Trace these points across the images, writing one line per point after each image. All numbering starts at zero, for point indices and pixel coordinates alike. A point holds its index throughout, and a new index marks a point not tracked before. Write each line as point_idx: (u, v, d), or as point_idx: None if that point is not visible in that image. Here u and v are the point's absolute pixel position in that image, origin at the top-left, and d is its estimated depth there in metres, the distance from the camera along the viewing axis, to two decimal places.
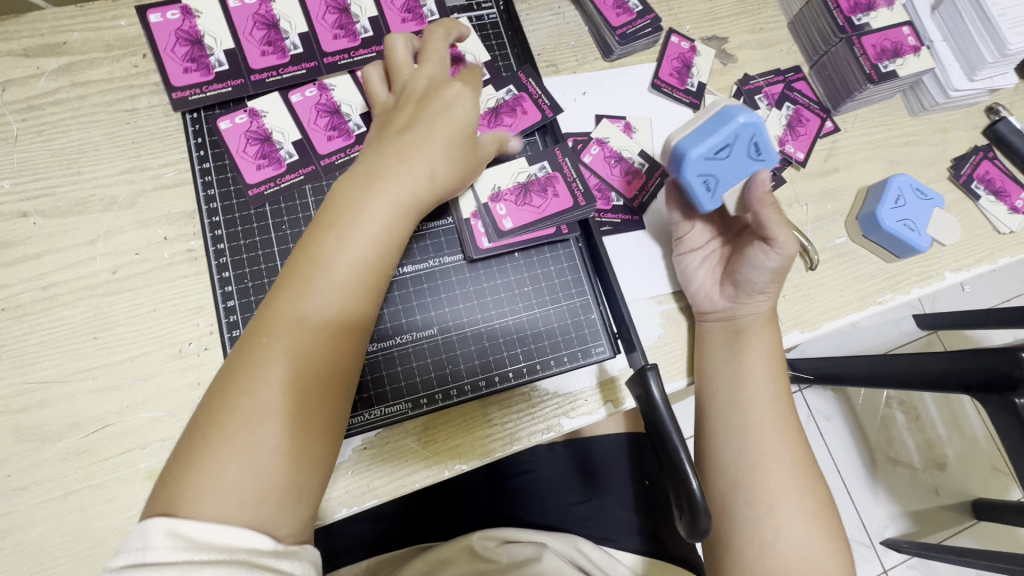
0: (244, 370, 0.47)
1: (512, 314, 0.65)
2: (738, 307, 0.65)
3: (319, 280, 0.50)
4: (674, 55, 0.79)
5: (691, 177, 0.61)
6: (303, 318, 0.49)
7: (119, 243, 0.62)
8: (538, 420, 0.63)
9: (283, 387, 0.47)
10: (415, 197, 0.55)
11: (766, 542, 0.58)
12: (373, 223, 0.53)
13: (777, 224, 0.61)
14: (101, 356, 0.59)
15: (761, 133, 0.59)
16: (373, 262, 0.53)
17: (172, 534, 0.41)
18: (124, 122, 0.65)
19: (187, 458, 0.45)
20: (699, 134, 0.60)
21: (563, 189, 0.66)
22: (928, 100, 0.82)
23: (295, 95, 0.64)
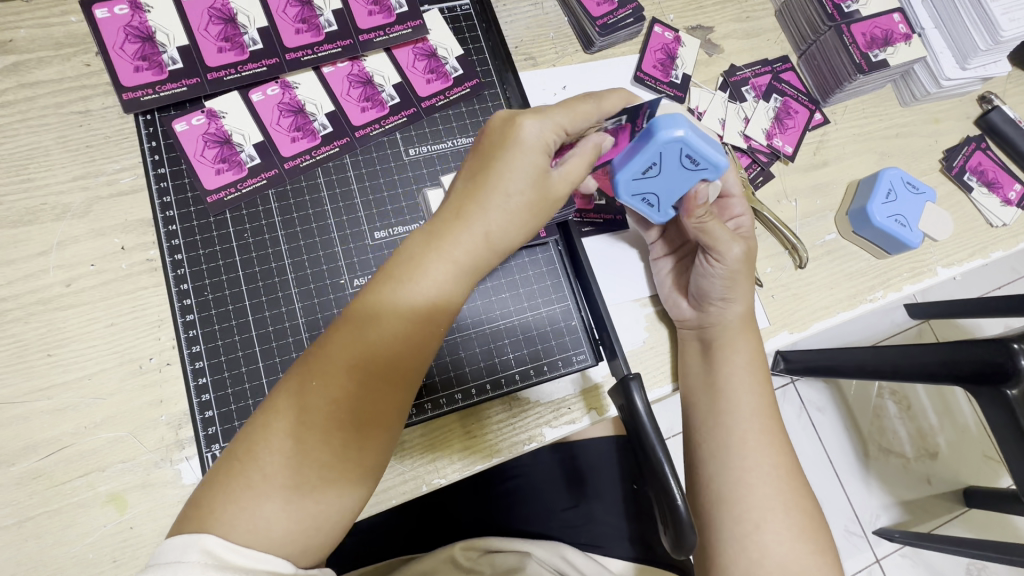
0: (274, 422, 0.45)
1: (490, 322, 0.63)
2: (705, 315, 0.63)
3: (364, 342, 0.46)
4: (658, 47, 0.76)
5: (627, 198, 0.59)
6: (339, 383, 0.45)
7: (73, 254, 0.59)
8: (519, 431, 0.61)
9: (307, 453, 0.44)
10: (474, 259, 0.49)
11: (752, 559, 0.56)
12: (426, 288, 0.47)
13: (717, 237, 0.58)
14: (56, 374, 0.56)
15: (692, 145, 0.53)
16: (421, 326, 0.48)
17: (204, 552, 0.41)
18: (76, 125, 0.61)
19: (207, 490, 0.44)
20: (625, 157, 0.56)
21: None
22: (919, 90, 0.79)
23: (256, 94, 0.61)
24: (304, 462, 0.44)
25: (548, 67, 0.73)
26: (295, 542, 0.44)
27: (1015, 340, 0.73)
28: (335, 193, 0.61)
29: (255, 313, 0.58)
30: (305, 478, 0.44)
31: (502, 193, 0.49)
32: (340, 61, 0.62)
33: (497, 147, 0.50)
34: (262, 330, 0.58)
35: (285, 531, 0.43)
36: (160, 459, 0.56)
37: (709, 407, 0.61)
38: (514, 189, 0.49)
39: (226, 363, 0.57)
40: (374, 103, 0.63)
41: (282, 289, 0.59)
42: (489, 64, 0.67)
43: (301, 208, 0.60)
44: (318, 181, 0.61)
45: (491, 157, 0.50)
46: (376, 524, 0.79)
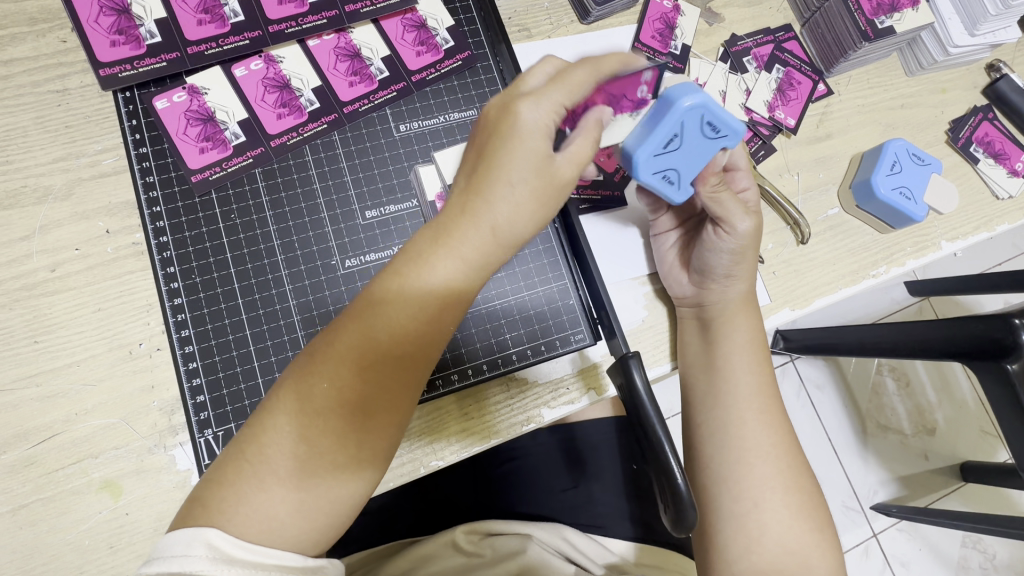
0: (296, 406, 0.44)
1: (484, 302, 0.61)
2: (707, 292, 0.61)
3: (377, 332, 0.45)
4: (655, 17, 0.73)
5: (648, 177, 0.56)
6: (359, 373, 0.45)
7: (56, 238, 0.57)
8: (517, 412, 0.60)
9: (335, 440, 0.44)
10: (487, 256, 0.47)
11: (750, 537, 0.56)
12: (434, 281, 0.45)
13: (728, 204, 0.57)
14: (44, 360, 0.55)
15: (710, 110, 0.53)
16: (433, 317, 0.46)
17: (208, 545, 0.41)
18: (55, 105, 0.59)
19: (221, 473, 0.44)
20: (641, 132, 0.55)
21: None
22: (926, 59, 0.77)
23: (239, 69, 0.58)
24: (327, 450, 0.44)
25: (542, 39, 0.70)
26: (325, 520, 0.45)
27: (1014, 313, 0.72)
28: (324, 171, 0.59)
29: (245, 296, 0.57)
30: (326, 465, 0.44)
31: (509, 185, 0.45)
32: (325, 33, 0.60)
33: (505, 136, 0.46)
34: (253, 313, 0.57)
35: (314, 509, 0.44)
36: (154, 445, 0.55)
37: (707, 388, 0.61)
38: (525, 187, 0.45)
39: (216, 348, 0.56)
40: (362, 77, 0.60)
41: (272, 271, 0.58)
42: (481, 36, 0.64)
43: (290, 187, 0.59)
44: (306, 160, 0.59)
45: (501, 144, 0.46)
46: (373, 507, 0.79)
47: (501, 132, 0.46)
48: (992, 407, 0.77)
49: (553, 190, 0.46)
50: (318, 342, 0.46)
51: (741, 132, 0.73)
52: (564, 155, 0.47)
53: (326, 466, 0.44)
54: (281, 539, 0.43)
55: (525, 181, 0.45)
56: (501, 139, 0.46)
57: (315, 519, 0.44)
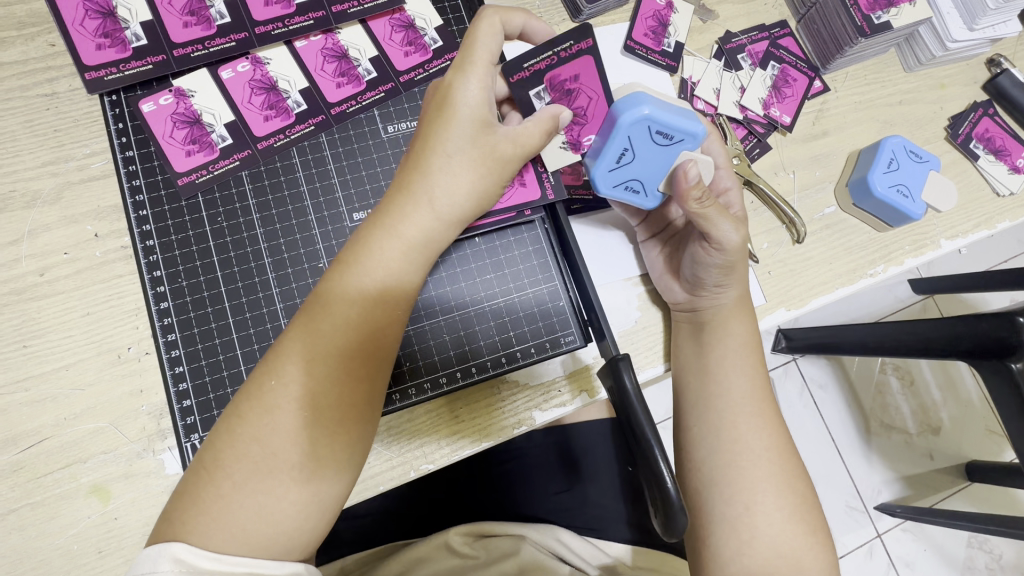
0: (253, 411, 0.44)
1: (474, 306, 0.60)
2: (698, 300, 0.60)
3: (324, 324, 0.46)
4: (646, 16, 0.72)
5: (610, 190, 0.58)
6: (314, 364, 0.45)
7: (45, 242, 0.57)
8: (507, 415, 0.60)
9: (291, 438, 0.44)
10: (428, 237, 0.49)
11: (743, 541, 0.55)
12: (379, 261, 0.47)
13: (708, 219, 0.53)
14: (33, 365, 0.55)
15: (657, 120, 0.53)
16: (378, 302, 0.47)
17: (174, 560, 0.41)
18: (44, 108, 0.59)
19: (184, 489, 0.44)
20: (595, 152, 0.56)
21: (532, 178, 0.62)
22: (925, 54, 0.75)
23: (226, 70, 0.58)
24: (286, 450, 0.44)
25: None
26: (296, 523, 0.44)
27: (1017, 311, 0.71)
28: (312, 173, 0.59)
29: (232, 299, 0.57)
30: (284, 464, 0.44)
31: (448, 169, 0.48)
32: (312, 34, 0.59)
33: (436, 125, 0.49)
34: (240, 317, 0.57)
35: (281, 513, 0.44)
36: (142, 449, 0.55)
37: (699, 390, 0.60)
38: (459, 162, 0.49)
39: (203, 351, 0.56)
40: (349, 78, 0.60)
41: (259, 274, 0.57)
42: None
43: (277, 190, 0.58)
44: (293, 162, 0.59)
45: (431, 133, 0.49)
46: (368, 509, 0.79)
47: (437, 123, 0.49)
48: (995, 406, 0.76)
49: (490, 164, 0.49)
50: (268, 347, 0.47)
51: (736, 130, 0.72)
52: (500, 133, 0.50)
53: (284, 465, 0.44)
54: (252, 540, 0.43)
55: (461, 158, 0.49)
56: (431, 130, 0.49)
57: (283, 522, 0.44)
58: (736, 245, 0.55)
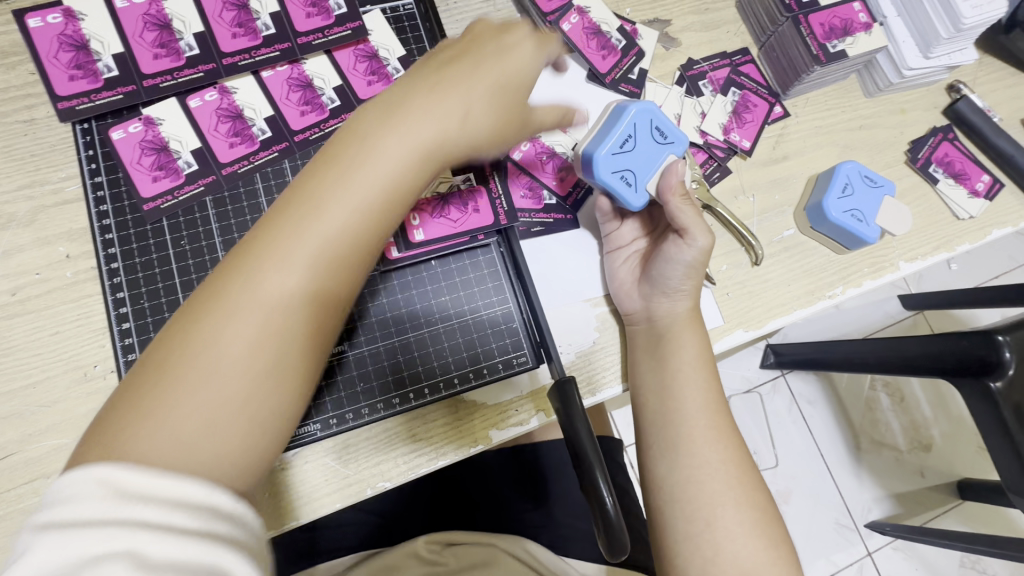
0: (167, 393, 0.37)
1: (430, 326, 0.62)
2: (654, 308, 0.63)
3: (263, 287, 0.39)
4: (591, 33, 0.73)
5: (605, 175, 0.61)
6: (256, 322, 0.39)
7: (19, 263, 0.60)
8: (462, 433, 0.61)
9: (214, 415, 0.37)
10: (381, 201, 0.43)
11: (706, 559, 0.54)
12: (363, 184, 0.42)
13: (685, 214, 0.59)
14: (1, 382, 0.57)
15: (657, 117, 0.62)
16: (327, 262, 0.41)
17: (103, 475, 0.32)
18: (21, 134, 0.62)
19: (87, 450, 0.35)
20: (600, 138, 0.62)
21: (486, 204, 0.64)
22: (883, 80, 0.77)
23: (194, 100, 0.59)
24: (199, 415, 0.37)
25: None
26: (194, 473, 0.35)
27: (996, 330, 0.73)
28: (275, 198, 0.60)
29: None
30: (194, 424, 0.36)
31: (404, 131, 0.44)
32: (279, 65, 0.61)
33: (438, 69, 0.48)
34: None
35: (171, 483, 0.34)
36: None
37: (656, 406, 0.61)
38: (451, 99, 0.47)
39: None
40: (313, 107, 0.62)
41: None
42: None
43: (239, 214, 0.59)
44: (257, 187, 0.60)
45: (443, 71, 0.48)
46: (336, 524, 0.80)
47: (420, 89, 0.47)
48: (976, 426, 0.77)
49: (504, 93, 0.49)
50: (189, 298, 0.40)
51: (697, 154, 0.74)
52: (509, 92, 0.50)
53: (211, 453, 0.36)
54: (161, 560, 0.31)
55: (469, 101, 0.47)
56: (436, 68, 0.48)
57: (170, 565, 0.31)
58: (706, 245, 0.59)
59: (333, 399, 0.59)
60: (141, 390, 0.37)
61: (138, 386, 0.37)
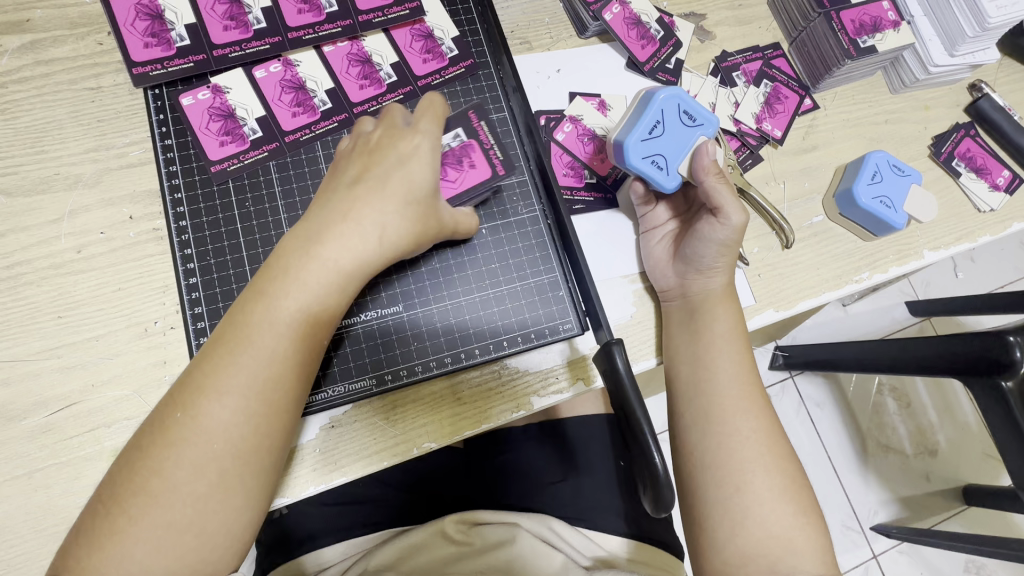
0: (148, 468, 0.46)
1: (478, 292, 0.64)
2: (688, 284, 0.65)
3: (238, 351, 0.49)
4: (631, 23, 0.76)
5: (637, 161, 0.63)
6: (245, 388, 0.48)
7: (84, 222, 0.62)
8: (506, 398, 0.63)
9: (199, 466, 0.46)
10: (355, 264, 0.52)
11: (735, 521, 0.57)
12: (313, 279, 0.51)
13: (720, 192, 0.61)
14: (66, 335, 0.59)
15: (684, 101, 0.63)
16: (307, 322, 0.51)
17: None
18: (88, 100, 0.65)
19: (99, 504, 0.46)
20: (630, 126, 0.64)
21: (480, 158, 0.64)
22: (909, 77, 0.80)
23: (259, 70, 0.63)
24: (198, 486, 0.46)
25: (543, 51, 0.76)
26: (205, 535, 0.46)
27: (1008, 331, 0.75)
28: (334, 165, 0.63)
29: (256, 278, 0.61)
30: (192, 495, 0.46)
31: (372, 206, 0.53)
32: (340, 40, 0.65)
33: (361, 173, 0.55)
34: None
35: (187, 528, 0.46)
36: None
37: (691, 376, 0.62)
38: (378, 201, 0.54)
39: None
40: (371, 81, 0.65)
41: None
42: (484, 45, 0.69)
43: (301, 179, 0.63)
44: (317, 155, 0.63)
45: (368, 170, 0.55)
46: (368, 494, 0.81)
47: (371, 163, 0.55)
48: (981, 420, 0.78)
49: (416, 197, 0.55)
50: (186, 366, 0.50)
51: (730, 142, 0.77)
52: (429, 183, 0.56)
53: (190, 495, 0.46)
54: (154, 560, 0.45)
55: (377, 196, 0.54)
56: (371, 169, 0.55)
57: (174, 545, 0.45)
58: (739, 224, 0.61)
59: (385, 357, 0.61)
60: (129, 467, 0.47)
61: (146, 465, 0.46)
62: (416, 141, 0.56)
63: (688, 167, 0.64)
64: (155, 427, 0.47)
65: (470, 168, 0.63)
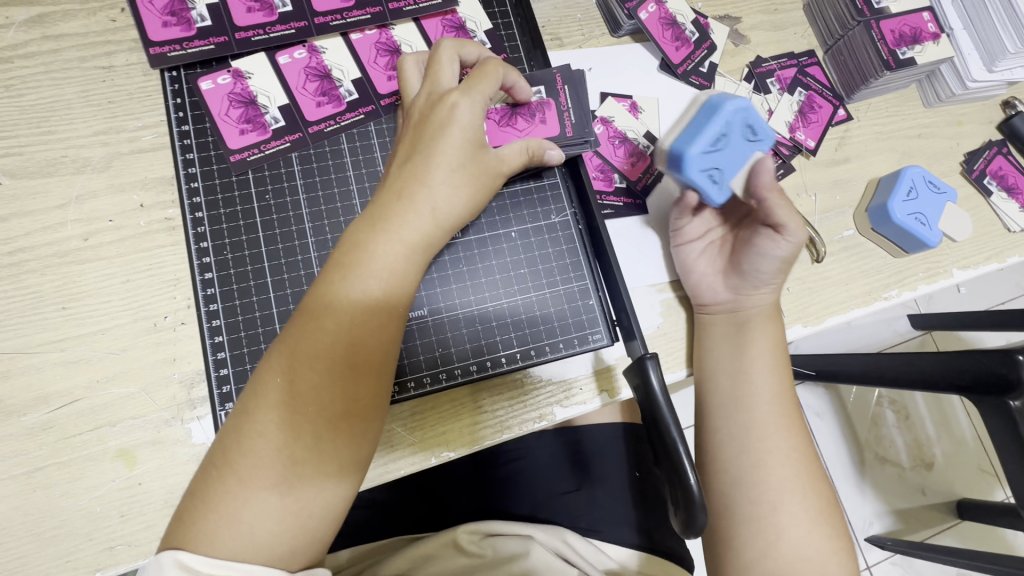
0: (248, 436, 0.45)
1: (507, 297, 0.62)
2: (739, 299, 0.63)
3: (316, 335, 0.46)
4: (666, 23, 0.73)
5: (694, 173, 0.58)
6: (327, 357, 0.46)
7: (92, 208, 0.59)
8: (528, 408, 0.61)
9: (292, 433, 0.45)
10: (424, 237, 0.51)
11: (766, 542, 0.55)
12: (377, 262, 0.49)
13: (784, 209, 0.58)
14: (69, 327, 0.56)
15: (751, 114, 0.58)
16: (384, 300, 0.49)
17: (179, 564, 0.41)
18: (100, 80, 0.61)
19: (197, 489, 0.44)
20: (690, 133, 0.58)
21: (553, 116, 0.63)
22: (944, 91, 0.79)
23: (283, 56, 0.60)
24: (295, 454, 0.44)
25: (574, 49, 0.73)
26: (306, 512, 0.44)
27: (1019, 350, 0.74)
28: (359, 159, 0.61)
29: (274, 275, 0.58)
30: (293, 464, 0.44)
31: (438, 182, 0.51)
32: (368, 28, 0.62)
33: (423, 141, 0.53)
34: (281, 293, 0.58)
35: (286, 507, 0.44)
36: (171, 417, 0.56)
37: (731, 392, 0.61)
38: (444, 172, 0.52)
39: (243, 324, 0.57)
40: None
41: (301, 253, 0.58)
42: (517, 40, 0.66)
43: (324, 172, 0.60)
44: (342, 147, 0.61)
45: (426, 137, 0.53)
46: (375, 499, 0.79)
47: (427, 137, 0.53)
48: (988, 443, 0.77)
49: (471, 164, 0.53)
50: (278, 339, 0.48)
51: None
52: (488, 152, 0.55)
53: (284, 461, 0.44)
54: (253, 548, 0.43)
55: (447, 166, 0.52)
56: (423, 140, 0.53)
57: (270, 532, 0.43)
58: (800, 241, 0.59)
59: (407, 363, 0.58)
60: (226, 440, 0.45)
61: (242, 429, 0.45)
62: (460, 112, 0.53)
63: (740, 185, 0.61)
64: (251, 397, 0.46)
65: (539, 124, 0.63)
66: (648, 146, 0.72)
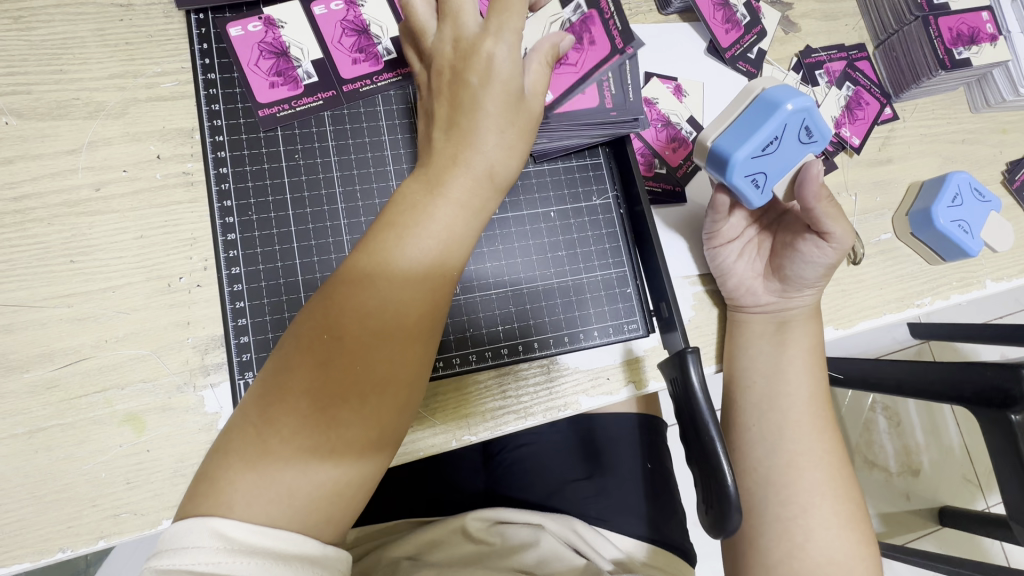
0: (285, 396, 0.41)
1: (542, 279, 0.60)
2: (783, 301, 0.63)
3: (367, 292, 0.43)
4: (718, 4, 0.70)
5: (739, 179, 0.55)
6: (378, 318, 0.43)
7: (105, 156, 0.55)
8: (555, 395, 0.58)
9: (337, 395, 0.41)
10: (480, 198, 0.47)
11: (795, 544, 0.55)
12: (433, 221, 0.45)
13: (834, 218, 0.56)
14: (77, 282, 0.53)
15: (812, 116, 0.53)
16: (437, 260, 0.45)
17: (214, 534, 0.38)
18: (117, 19, 0.57)
19: (224, 445, 0.42)
20: (741, 133, 0.54)
21: (599, 32, 0.58)
22: (994, 97, 0.76)
23: (319, 7, 0.59)
24: (337, 416, 0.41)
25: None
26: (339, 478, 0.42)
27: None
28: (394, 124, 0.59)
29: (301, 241, 0.56)
30: (334, 424, 0.41)
31: (487, 130, 0.47)
32: None
33: (480, 91, 0.47)
34: (307, 260, 0.56)
35: (322, 471, 0.41)
36: (183, 382, 0.53)
37: (766, 391, 0.61)
38: (501, 127, 0.48)
39: (265, 289, 0.55)
40: None
41: (331, 218, 0.57)
42: None
43: (357, 135, 0.58)
44: (377, 109, 0.59)
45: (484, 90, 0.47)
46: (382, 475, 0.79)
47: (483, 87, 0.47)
48: (990, 456, 0.77)
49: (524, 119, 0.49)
50: (321, 291, 0.44)
51: None
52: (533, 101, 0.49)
53: (327, 425, 0.41)
54: (285, 514, 0.40)
55: (506, 125, 0.48)
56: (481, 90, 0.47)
57: (308, 497, 0.41)
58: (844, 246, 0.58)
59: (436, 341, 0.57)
60: (264, 395, 0.42)
61: (284, 387, 0.42)
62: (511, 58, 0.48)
63: (785, 189, 0.57)
64: (291, 353, 0.42)
65: (589, 47, 0.58)
66: (690, 132, 0.69)
